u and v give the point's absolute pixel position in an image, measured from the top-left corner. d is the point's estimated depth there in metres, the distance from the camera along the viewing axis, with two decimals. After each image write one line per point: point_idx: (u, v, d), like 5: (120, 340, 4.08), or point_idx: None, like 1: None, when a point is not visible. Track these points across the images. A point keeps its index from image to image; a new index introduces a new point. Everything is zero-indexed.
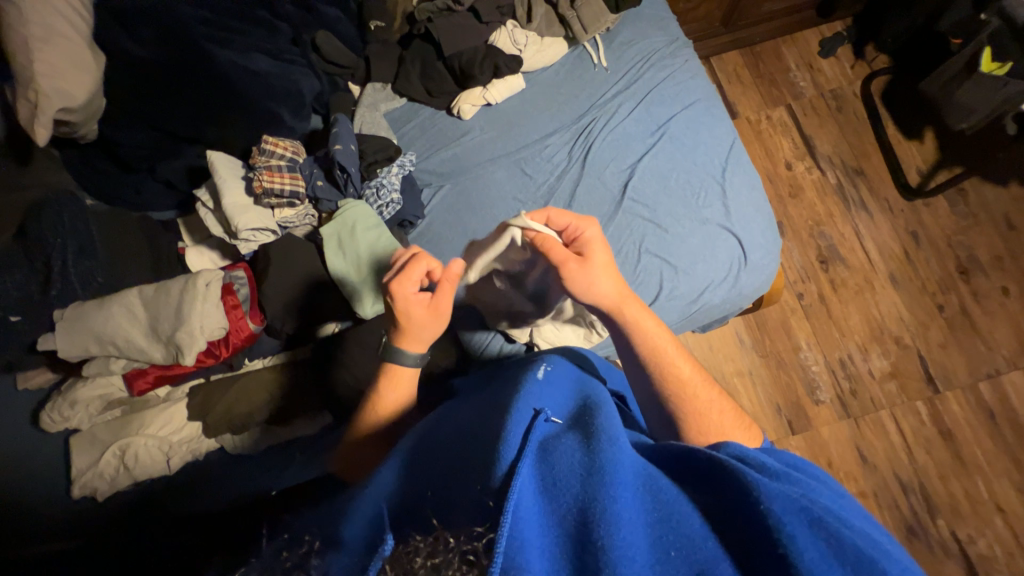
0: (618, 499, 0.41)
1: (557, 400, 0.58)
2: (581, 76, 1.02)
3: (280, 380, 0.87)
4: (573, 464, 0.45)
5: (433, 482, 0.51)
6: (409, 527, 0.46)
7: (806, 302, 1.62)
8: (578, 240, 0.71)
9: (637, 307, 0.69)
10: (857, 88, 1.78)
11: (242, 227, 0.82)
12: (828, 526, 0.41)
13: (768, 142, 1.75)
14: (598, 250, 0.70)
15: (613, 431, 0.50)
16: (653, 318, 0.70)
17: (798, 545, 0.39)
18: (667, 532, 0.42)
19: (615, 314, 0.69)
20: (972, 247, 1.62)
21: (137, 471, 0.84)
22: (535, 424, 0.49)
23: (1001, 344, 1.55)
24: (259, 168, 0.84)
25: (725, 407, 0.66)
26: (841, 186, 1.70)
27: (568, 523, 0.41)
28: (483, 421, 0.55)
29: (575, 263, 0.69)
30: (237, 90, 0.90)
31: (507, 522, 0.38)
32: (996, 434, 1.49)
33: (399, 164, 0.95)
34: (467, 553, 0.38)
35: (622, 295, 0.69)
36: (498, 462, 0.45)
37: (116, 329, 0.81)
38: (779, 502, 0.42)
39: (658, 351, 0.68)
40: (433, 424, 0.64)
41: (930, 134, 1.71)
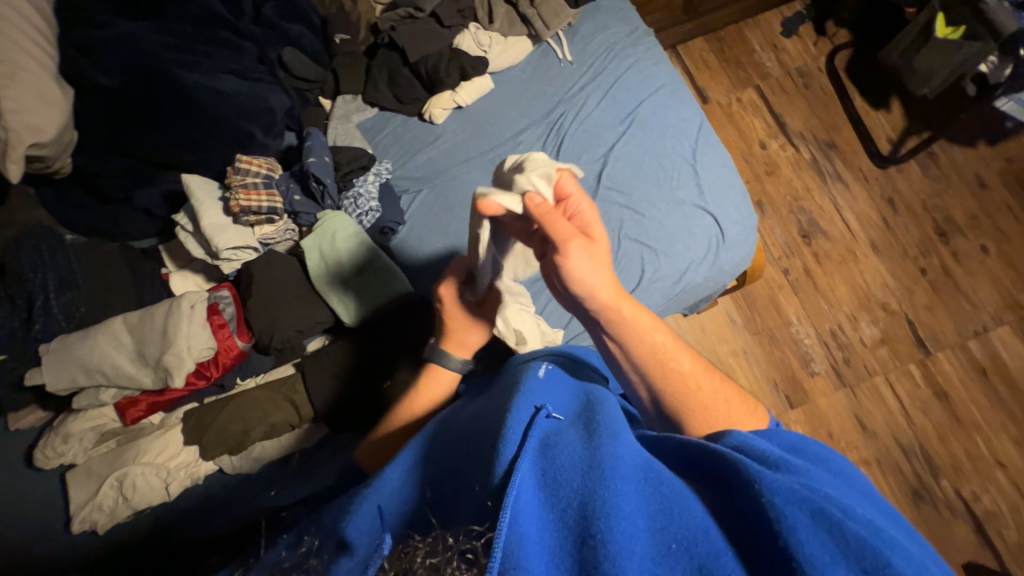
0: (618, 492, 0.41)
1: (559, 399, 0.59)
2: (547, 72, 1.04)
3: (275, 397, 0.87)
4: (574, 459, 0.46)
5: (438, 486, 0.52)
6: (410, 530, 0.47)
7: (792, 277, 1.64)
8: (579, 215, 0.66)
9: (632, 304, 0.66)
10: (821, 63, 1.82)
11: (222, 246, 0.82)
12: (832, 517, 0.40)
13: (740, 123, 1.78)
14: (599, 231, 0.65)
15: (615, 428, 0.51)
16: (647, 315, 0.67)
17: (797, 536, 0.39)
18: (667, 525, 0.42)
19: (611, 312, 0.64)
20: (948, 209, 1.66)
21: (136, 498, 0.84)
22: (536, 420, 0.50)
23: (984, 300, 1.57)
24: (234, 186, 0.84)
25: (729, 395, 0.66)
26: (815, 161, 1.73)
27: (568, 517, 0.42)
28: (484, 418, 0.56)
29: (577, 243, 0.63)
30: (208, 112, 0.90)
31: (506, 516, 0.39)
32: (989, 389, 1.51)
33: (375, 173, 0.97)
34: (466, 551, 0.39)
35: (617, 291, 0.64)
36: (497, 460, 0.46)
37: (104, 358, 0.81)
38: (780, 493, 0.42)
39: (655, 350, 0.66)
40: (438, 427, 0.63)
41: (897, 102, 1.75)
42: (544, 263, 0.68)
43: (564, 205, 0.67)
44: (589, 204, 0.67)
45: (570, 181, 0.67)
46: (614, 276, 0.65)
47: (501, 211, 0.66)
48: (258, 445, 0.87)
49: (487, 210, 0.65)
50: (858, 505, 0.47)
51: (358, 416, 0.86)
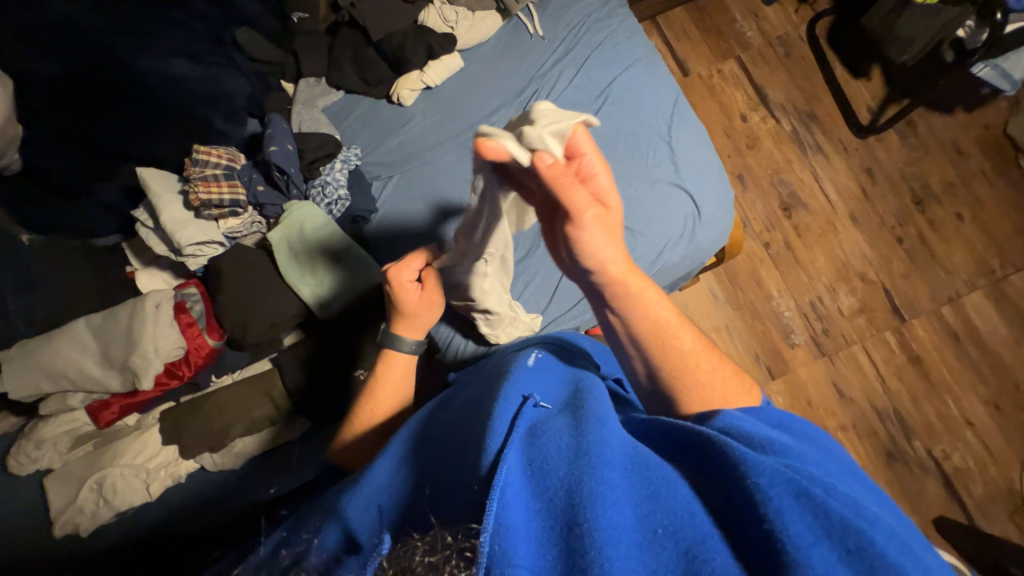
0: (604, 479, 0.41)
1: (547, 387, 0.58)
2: (518, 48, 1.00)
3: (252, 393, 0.86)
4: (560, 448, 0.44)
5: (425, 479, 0.52)
6: (399, 528, 0.45)
7: (774, 250, 1.65)
8: (594, 181, 0.60)
9: (640, 279, 0.65)
10: (802, 32, 1.78)
11: (185, 241, 0.79)
12: (815, 497, 0.41)
13: (721, 96, 1.76)
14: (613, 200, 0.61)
15: (603, 414, 0.51)
16: (653, 290, 0.66)
17: (783, 518, 0.39)
18: (654, 510, 0.41)
19: (617, 286, 0.64)
20: (926, 177, 1.67)
21: (118, 499, 0.83)
22: (522, 410, 0.49)
23: (958, 267, 1.60)
24: (193, 178, 0.80)
25: (726, 374, 0.67)
26: (796, 132, 1.72)
27: (554, 507, 0.40)
28: (474, 411, 0.57)
29: (593, 218, 0.59)
30: (163, 100, 0.86)
31: (492, 509, 0.38)
32: (961, 353, 1.56)
33: (342, 159, 0.94)
34: (463, 549, 0.35)
35: (626, 266, 0.63)
36: (483, 453, 0.45)
37: (73, 362, 0.78)
38: (767, 475, 0.42)
39: (658, 327, 0.66)
40: (427, 416, 0.66)
41: (877, 70, 1.73)
42: (549, 226, 0.65)
43: (577, 164, 0.60)
44: (604, 168, 0.61)
45: (586, 137, 0.59)
46: (623, 250, 0.64)
47: (506, 160, 0.56)
48: (239, 441, 0.87)
49: (489, 154, 0.54)
50: (841, 484, 0.48)
51: (338, 407, 0.86)
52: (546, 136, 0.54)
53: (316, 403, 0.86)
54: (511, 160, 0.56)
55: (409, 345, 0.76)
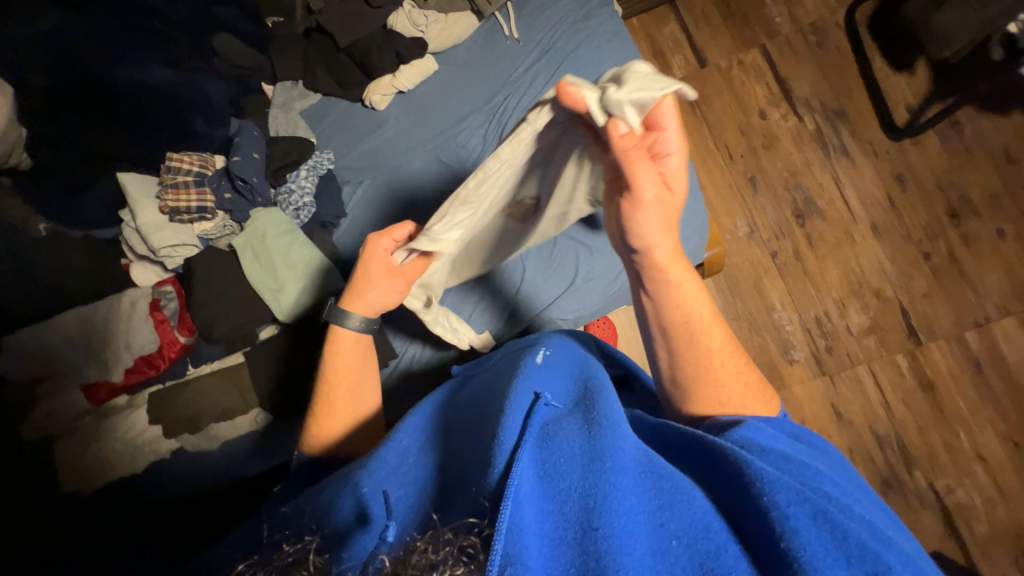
0: (617, 486, 0.41)
1: (558, 386, 0.59)
2: (493, 51, 0.98)
3: (225, 382, 0.94)
4: (573, 450, 0.45)
5: (438, 474, 0.53)
6: (410, 521, 0.45)
7: (781, 260, 1.55)
8: (664, 160, 0.60)
9: (682, 269, 0.66)
10: (840, 18, 1.62)
11: (159, 245, 0.86)
12: (834, 518, 0.41)
13: (739, 89, 1.63)
14: (677, 184, 0.61)
15: (615, 416, 0.50)
16: (694, 282, 0.66)
17: (799, 537, 0.40)
18: (667, 520, 0.42)
19: (657, 272, 0.65)
20: (966, 186, 1.50)
21: (106, 470, 0.90)
22: (535, 410, 0.49)
23: (991, 289, 1.46)
24: (165, 185, 0.87)
25: (748, 380, 0.67)
26: (820, 132, 1.58)
27: (568, 510, 0.41)
28: (487, 407, 0.58)
29: (653, 198, 0.59)
30: (144, 107, 0.93)
31: (506, 507, 0.37)
32: (981, 383, 1.43)
33: (310, 166, 0.97)
34: (465, 546, 0.35)
35: (672, 253, 0.64)
36: (495, 457, 0.44)
37: (62, 348, 0.88)
38: (784, 493, 0.43)
39: (690, 322, 0.66)
40: (443, 401, 0.68)
41: (923, 63, 1.55)
42: (607, 195, 0.67)
43: (654, 138, 0.59)
44: (679, 147, 0.59)
45: (672, 111, 0.57)
46: (675, 237, 0.65)
47: (583, 111, 0.57)
48: (213, 426, 0.95)
49: (569, 101, 0.56)
50: (858, 504, 0.49)
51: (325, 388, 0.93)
52: (624, 105, 0.54)
53: (300, 388, 0.92)
54: (588, 112, 0.58)
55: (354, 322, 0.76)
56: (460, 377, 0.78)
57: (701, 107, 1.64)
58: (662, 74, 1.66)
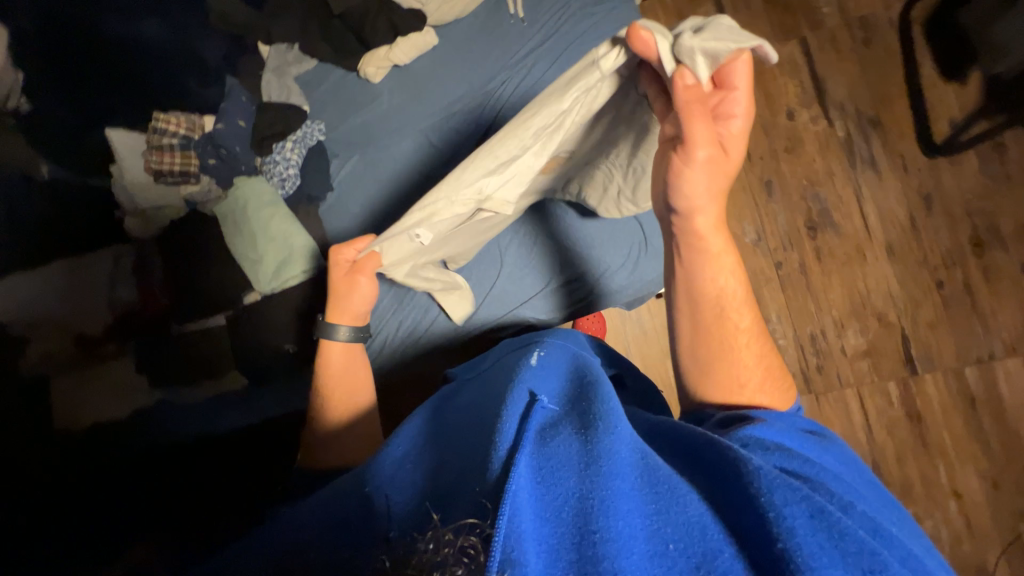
0: (614, 490, 0.42)
1: (551, 382, 0.59)
2: (496, 29, 0.94)
3: (214, 341, 0.97)
4: (570, 454, 0.45)
5: (431, 467, 0.55)
6: (409, 520, 0.47)
7: (784, 271, 1.49)
8: (727, 122, 0.59)
9: (719, 241, 0.66)
10: (893, 14, 1.48)
11: (143, 203, 0.91)
12: (827, 516, 0.42)
13: (769, 84, 1.52)
14: (733, 152, 0.60)
15: (610, 413, 0.50)
16: (730, 257, 0.67)
17: (797, 538, 0.40)
18: (663, 524, 0.42)
19: (696, 238, 0.65)
20: (996, 216, 1.42)
21: (88, 413, 0.89)
22: (533, 411, 0.50)
23: (1001, 325, 1.40)
24: (151, 146, 0.91)
25: (769, 363, 0.66)
26: (849, 139, 1.48)
27: (565, 514, 0.41)
28: (482, 407, 0.58)
29: (704, 158, 0.59)
30: (133, 64, 0.94)
31: (504, 512, 0.37)
32: (972, 421, 1.39)
33: (298, 138, 0.95)
34: (465, 547, 0.37)
35: (713, 221, 0.65)
36: (491, 458, 0.45)
37: (50, 294, 0.88)
38: (780, 493, 0.43)
39: (719, 295, 0.66)
40: (436, 409, 0.69)
41: (976, 74, 1.43)
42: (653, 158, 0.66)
43: (721, 98, 0.59)
44: (745, 112, 0.59)
45: (745, 70, 0.57)
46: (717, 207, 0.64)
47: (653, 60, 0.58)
48: (196, 383, 0.98)
49: (639, 46, 0.56)
50: (859, 499, 0.49)
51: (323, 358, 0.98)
52: (696, 51, 0.54)
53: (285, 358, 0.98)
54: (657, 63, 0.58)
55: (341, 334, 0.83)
56: (454, 384, 0.78)
57: None
58: None
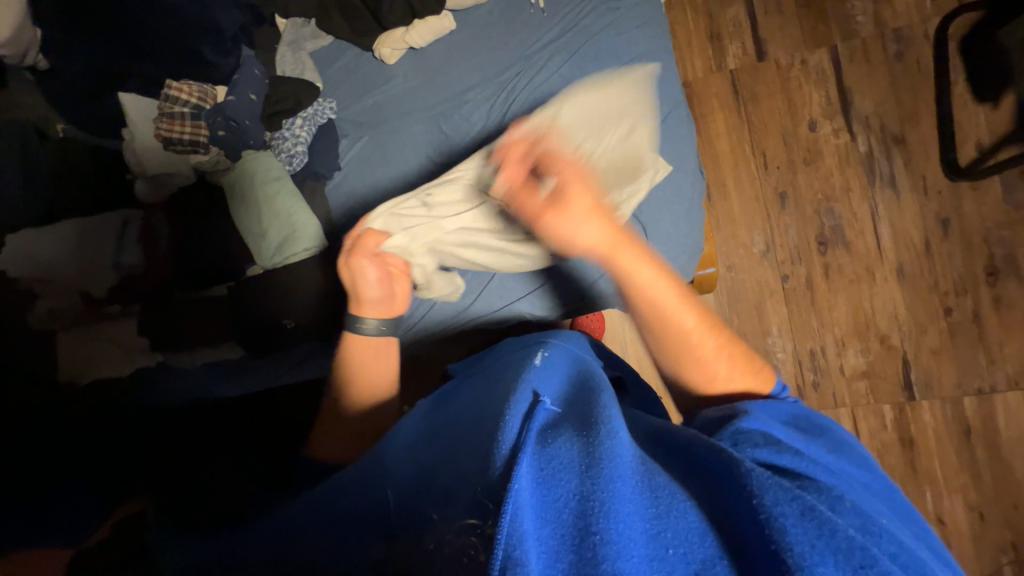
0: (614, 493, 0.43)
1: (553, 384, 0.60)
2: (516, 18, 0.92)
3: (211, 310, 0.98)
4: (572, 456, 0.46)
5: (433, 459, 0.56)
6: (416, 524, 0.50)
7: (790, 285, 1.47)
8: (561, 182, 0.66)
9: (631, 256, 0.66)
10: (931, 28, 1.43)
11: (148, 168, 0.94)
12: (816, 513, 0.43)
13: (793, 92, 1.48)
14: (577, 192, 0.66)
15: (612, 419, 0.51)
16: (651, 270, 0.66)
17: (790, 537, 0.41)
18: (662, 528, 0.43)
19: (605, 263, 0.67)
20: (1014, 246, 1.38)
21: (90, 369, 0.94)
22: (536, 413, 0.51)
23: (1007, 358, 1.37)
24: (163, 114, 0.92)
25: (732, 351, 0.69)
26: (870, 155, 1.45)
27: (565, 516, 0.42)
28: (485, 406, 0.59)
29: (547, 212, 0.66)
30: (147, 27, 0.92)
31: (506, 515, 0.39)
32: (965, 451, 1.38)
33: (307, 114, 0.96)
34: (467, 549, 0.42)
35: (609, 242, 0.66)
36: (493, 457, 0.47)
37: (58, 249, 0.90)
38: (771, 493, 0.44)
39: (656, 305, 0.67)
40: (436, 406, 0.69)
41: (1011, 98, 1.38)
42: None
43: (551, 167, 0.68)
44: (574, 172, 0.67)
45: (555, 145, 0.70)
46: (604, 225, 0.66)
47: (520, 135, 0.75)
48: (194, 349, 0.99)
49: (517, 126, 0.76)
50: (845, 487, 0.52)
51: (327, 338, 0.99)
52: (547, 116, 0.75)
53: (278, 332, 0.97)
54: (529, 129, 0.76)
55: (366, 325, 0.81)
56: (455, 381, 0.78)
57: (748, 105, 1.50)
58: (715, 61, 1.51)
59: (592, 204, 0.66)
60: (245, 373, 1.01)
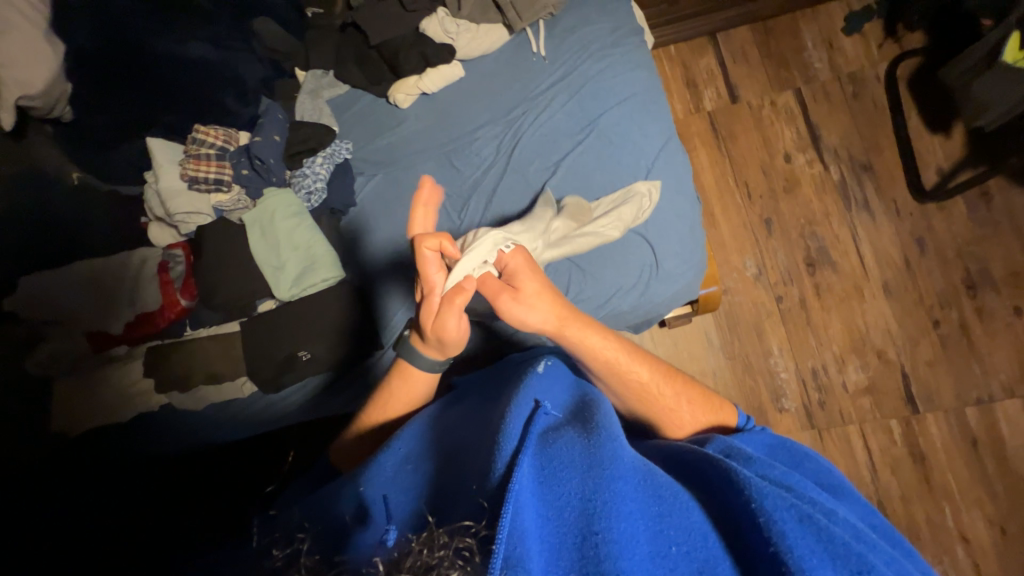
0: (616, 493, 0.45)
1: (556, 395, 0.62)
2: (519, 65, 1.01)
3: (218, 349, 0.97)
4: (573, 458, 0.48)
5: (437, 467, 0.57)
6: (410, 523, 0.47)
7: (785, 306, 1.53)
8: (515, 277, 0.68)
9: (580, 327, 0.70)
10: (881, 71, 1.60)
11: (173, 211, 0.94)
12: (816, 521, 0.45)
13: (767, 129, 1.62)
14: (528, 278, 0.68)
15: (612, 429, 0.54)
16: (599, 334, 0.71)
17: (787, 540, 0.43)
18: (666, 527, 0.46)
19: (557, 336, 0.69)
20: (986, 260, 1.48)
21: (86, 420, 0.94)
22: (537, 416, 0.53)
23: (999, 367, 1.42)
24: (189, 155, 0.95)
25: (693, 397, 0.73)
26: (844, 183, 1.56)
27: (568, 515, 0.44)
28: (488, 414, 0.61)
29: (506, 301, 0.66)
30: (172, 80, 0.98)
31: (507, 512, 0.39)
32: (975, 463, 1.38)
33: (326, 154, 1.01)
34: (460, 549, 0.36)
35: (559, 319, 0.68)
36: (497, 457, 0.47)
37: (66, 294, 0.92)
38: (771, 500, 0.46)
39: (608, 365, 0.70)
40: (436, 415, 0.70)
41: (959, 129, 1.54)
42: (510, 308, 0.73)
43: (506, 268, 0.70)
44: (522, 264, 0.69)
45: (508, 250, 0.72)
46: (555, 304, 0.68)
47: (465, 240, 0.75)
48: (201, 388, 0.97)
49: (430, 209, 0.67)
50: (839, 507, 0.52)
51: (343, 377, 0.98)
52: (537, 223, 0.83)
53: (282, 370, 0.95)
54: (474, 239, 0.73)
55: (425, 362, 0.74)
56: (460, 391, 0.80)
57: (726, 142, 1.63)
58: (692, 104, 1.66)
59: (543, 287, 0.69)
60: (251, 412, 0.99)
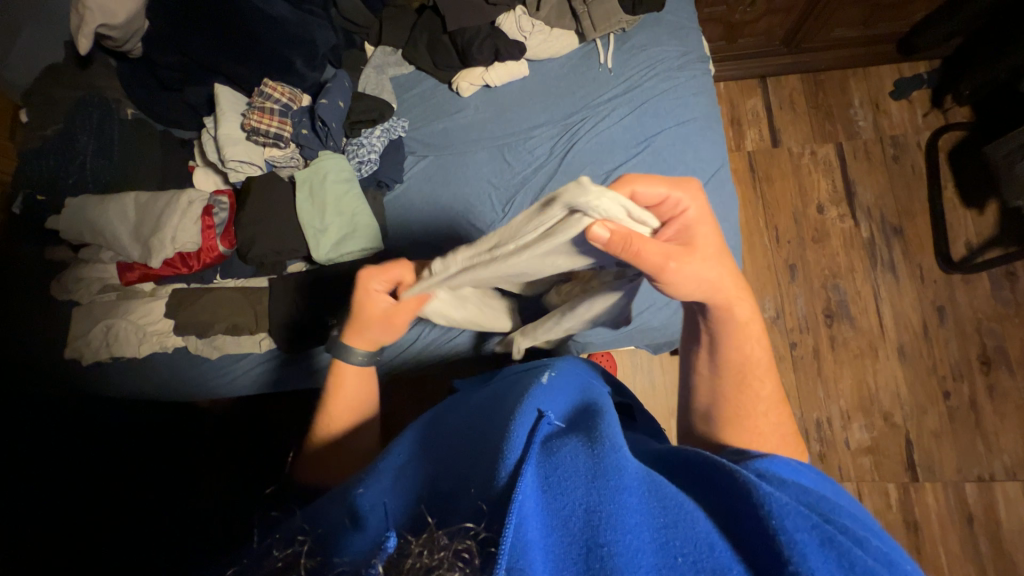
0: (622, 504, 0.36)
1: (560, 402, 0.52)
2: (584, 74, 1.04)
3: (241, 300, 0.97)
4: (577, 464, 0.39)
5: (423, 463, 0.49)
6: (406, 524, 0.41)
7: (798, 352, 1.53)
8: (689, 234, 0.56)
9: (749, 309, 0.62)
10: (923, 139, 1.63)
11: (229, 156, 0.95)
12: (840, 544, 0.37)
13: (804, 178, 1.64)
14: (705, 234, 0.57)
15: (617, 435, 0.44)
16: (759, 326, 0.64)
17: (808, 563, 0.35)
18: (672, 538, 0.37)
19: (724, 310, 0.61)
20: (1004, 339, 1.48)
21: (95, 354, 0.94)
22: (539, 425, 0.44)
23: (1004, 448, 1.41)
24: (253, 107, 0.97)
25: (787, 439, 0.63)
26: (872, 241, 1.58)
27: (570, 526, 0.36)
28: (490, 411, 0.52)
29: (672, 266, 0.53)
30: (246, 32, 1.00)
31: (511, 522, 0.33)
32: (969, 540, 1.37)
33: (384, 128, 1.03)
34: (460, 551, 0.32)
35: (738, 291, 0.60)
36: (499, 464, 0.39)
37: (103, 222, 0.94)
38: (790, 517, 0.38)
39: (745, 362, 0.64)
40: (440, 410, 0.61)
41: (993, 207, 1.56)
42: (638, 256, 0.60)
43: (678, 220, 0.56)
44: (705, 220, 0.57)
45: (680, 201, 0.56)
46: (734, 271, 0.59)
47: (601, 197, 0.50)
48: (219, 336, 0.97)
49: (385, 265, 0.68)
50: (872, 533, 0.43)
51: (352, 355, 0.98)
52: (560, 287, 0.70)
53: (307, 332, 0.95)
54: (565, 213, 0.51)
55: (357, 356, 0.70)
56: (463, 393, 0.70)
57: (762, 183, 1.65)
58: (734, 142, 1.68)
59: (718, 244, 0.58)
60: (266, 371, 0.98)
